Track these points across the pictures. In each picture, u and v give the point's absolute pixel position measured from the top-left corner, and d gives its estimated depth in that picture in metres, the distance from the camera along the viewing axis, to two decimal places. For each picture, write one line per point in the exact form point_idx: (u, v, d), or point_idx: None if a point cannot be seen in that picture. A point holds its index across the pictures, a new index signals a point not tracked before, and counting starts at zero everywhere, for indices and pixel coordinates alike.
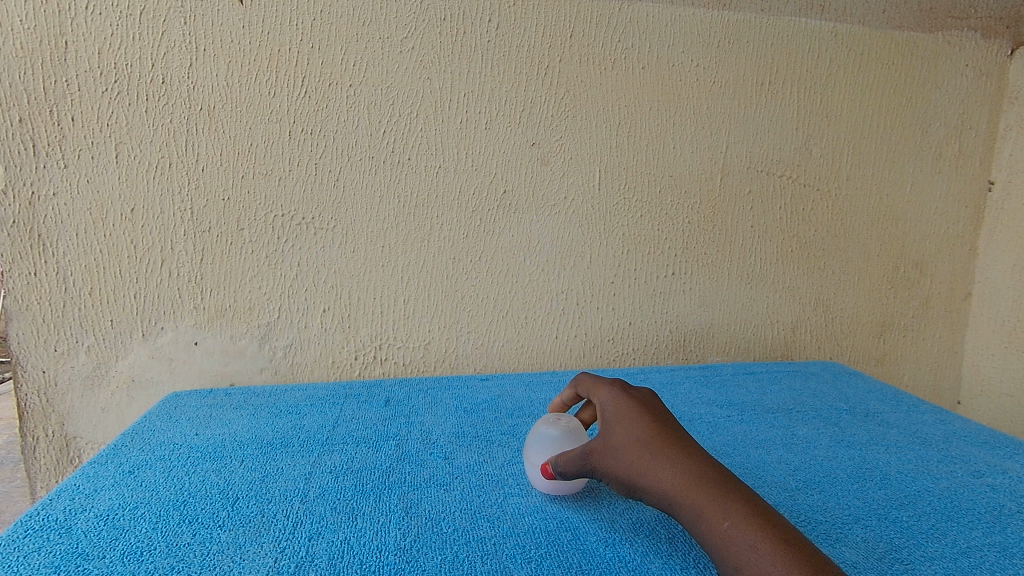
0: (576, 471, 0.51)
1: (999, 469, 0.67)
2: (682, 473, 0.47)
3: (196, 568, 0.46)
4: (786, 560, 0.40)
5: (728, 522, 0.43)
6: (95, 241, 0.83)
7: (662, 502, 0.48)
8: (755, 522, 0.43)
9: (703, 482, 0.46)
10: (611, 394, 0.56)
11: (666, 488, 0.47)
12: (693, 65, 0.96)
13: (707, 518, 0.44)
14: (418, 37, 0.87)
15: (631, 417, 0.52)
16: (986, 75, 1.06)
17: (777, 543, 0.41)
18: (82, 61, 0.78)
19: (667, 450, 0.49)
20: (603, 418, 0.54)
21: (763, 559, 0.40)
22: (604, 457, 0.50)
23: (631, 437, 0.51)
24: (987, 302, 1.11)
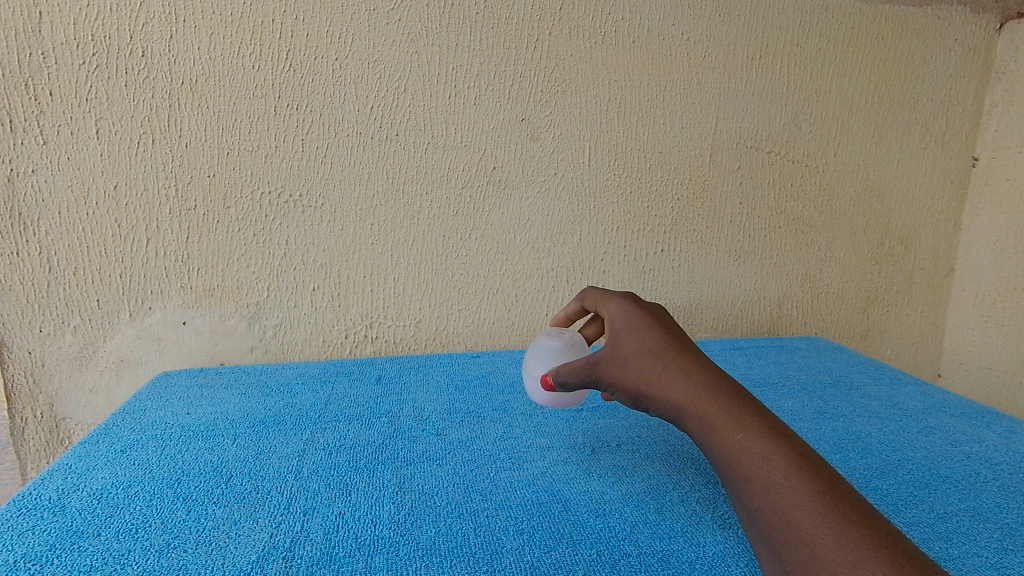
0: (586, 380, 0.54)
1: (976, 438, 0.69)
2: (693, 384, 0.50)
3: (193, 544, 0.47)
4: (794, 470, 0.43)
5: (741, 433, 0.46)
6: (78, 220, 0.82)
7: (672, 410, 0.51)
8: (764, 434, 0.46)
9: (714, 394, 0.49)
10: (621, 307, 0.58)
11: (677, 397, 0.50)
12: (684, 39, 0.95)
13: (718, 428, 0.47)
14: (405, 9, 0.85)
15: (643, 331, 0.55)
16: (975, 50, 1.06)
17: (785, 452, 0.44)
18: (58, 32, 0.76)
19: (677, 362, 0.52)
20: (614, 331, 0.56)
21: (773, 466, 0.43)
22: (613, 365, 0.53)
23: (643, 349, 0.53)
24: (969, 277, 1.13)
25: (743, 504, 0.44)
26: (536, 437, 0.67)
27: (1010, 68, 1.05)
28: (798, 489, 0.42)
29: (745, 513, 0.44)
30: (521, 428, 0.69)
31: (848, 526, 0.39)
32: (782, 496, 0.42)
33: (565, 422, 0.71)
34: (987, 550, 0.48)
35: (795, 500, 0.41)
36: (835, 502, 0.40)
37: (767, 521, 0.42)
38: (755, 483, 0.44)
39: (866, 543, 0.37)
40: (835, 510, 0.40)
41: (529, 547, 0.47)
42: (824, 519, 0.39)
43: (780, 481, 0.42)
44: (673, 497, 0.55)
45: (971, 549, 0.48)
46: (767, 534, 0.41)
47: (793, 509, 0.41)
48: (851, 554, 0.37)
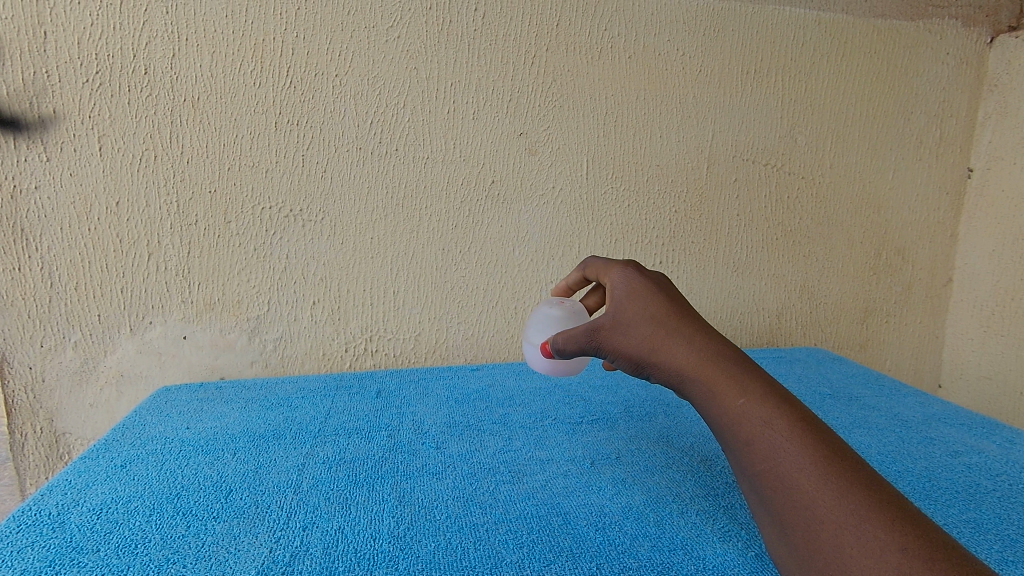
0: (586, 347, 0.52)
1: (976, 449, 0.69)
2: (696, 350, 0.48)
3: (192, 559, 0.47)
4: (798, 436, 0.42)
5: (743, 399, 0.45)
6: (80, 236, 0.82)
7: (672, 377, 0.49)
8: (766, 398, 0.45)
9: (718, 359, 0.47)
10: (624, 273, 0.55)
11: (680, 363, 0.48)
12: (680, 53, 0.96)
13: (721, 394, 0.46)
14: (404, 27, 0.86)
15: (646, 296, 0.52)
16: (966, 63, 1.08)
17: (790, 419, 0.43)
18: (63, 52, 0.77)
19: (680, 328, 0.50)
20: (615, 296, 0.54)
21: (777, 433, 0.43)
22: (615, 333, 0.51)
23: (646, 314, 0.51)
24: (967, 287, 1.13)
25: (744, 468, 0.44)
26: (535, 450, 0.67)
27: (1002, 80, 1.06)
28: (802, 456, 0.41)
29: (745, 479, 0.44)
30: (521, 441, 0.69)
31: (849, 488, 0.39)
32: (785, 462, 0.41)
33: (564, 434, 0.71)
34: (988, 561, 0.48)
35: (798, 467, 0.41)
36: (836, 467, 0.40)
37: (769, 486, 0.42)
38: (757, 448, 0.43)
39: (866, 505, 0.38)
40: (837, 475, 0.40)
41: (528, 560, 0.47)
42: (826, 484, 0.40)
43: (783, 447, 0.42)
44: (672, 509, 0.55)
45: None
46: (768, 499, 0.42)
47: (795, 475, 0.41)
48: (851, 515, 0.38)
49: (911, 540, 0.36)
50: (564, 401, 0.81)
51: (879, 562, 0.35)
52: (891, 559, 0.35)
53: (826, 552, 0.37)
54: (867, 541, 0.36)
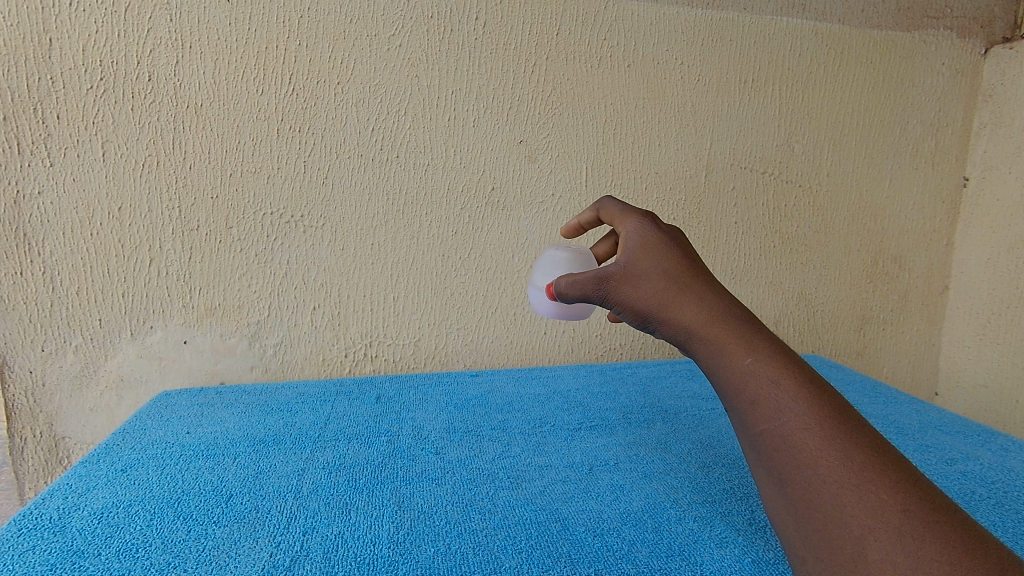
0: (592, 295, 0.51)
1: (971, 456, 0.69)
2: (707, 307, 0.46)
3: (192, 564, 0.47)
4: (804, 396, 0.40)
5: (752, 358, 0.43)
6: (83, 240, 0.83)
7: (679, 334, 0.47)
8: (775, 358, 0.42)
9: (728, 317, 0.45)
10: (639, 226, 0.53)
11: (688, 320, 0.46)
12: (679, 63, 0.97)
13: (727, 352, 0.44)
14: (406, 35, 0.87)
15: (659, 250, 0.50)
16: (962, 73, 1.09)
17: (798, 380, 0.41)
18: (67, 58, 0.78)
19: (693, 285, 0.48)
20: (628, 246, 0.51)
21: (783, 393, 0.40)
22: (623, 284, 0.49)
23: (658, 268, 0.49)
24: (963, 294, 1.14)
25: (746, 426, 0.42)
26: (534, 456, 0.67)
27: (997, 91, 1.07)
28: (807, 417, 0.39)
29: (745, 438, 0.42)
30: (520, 447, 0.70)
31: (853, 449, 0.38)
32: (789, 422, 0.40)
33: (563, 440, 0.72)
34: None
35: (802, 427, 0.39)
36: (843, 428, 0.39)
37: (770, 446, 0.40)
38: (761, 406, 0.41)
39: (870, 469, 0.37)
40: (843, 438, 0.38)
41: (526, 566, 0.47)
42: (830, 447, 0.38)
43: (788, 407, 0.40)
44: (670, 516, 0.55)
45: None
46: (768, 459, 0.40)
47: (799, 436, 0.39)
48: (854, 475, 0.36)
49: (912, 503, 0.35)
50: (562, 407, 0.82)
51: (881, 523, 0.34)
52: (893, 522, 0.34)
53: (826, 514, 0.36)
54: (869, 503, 0.35)
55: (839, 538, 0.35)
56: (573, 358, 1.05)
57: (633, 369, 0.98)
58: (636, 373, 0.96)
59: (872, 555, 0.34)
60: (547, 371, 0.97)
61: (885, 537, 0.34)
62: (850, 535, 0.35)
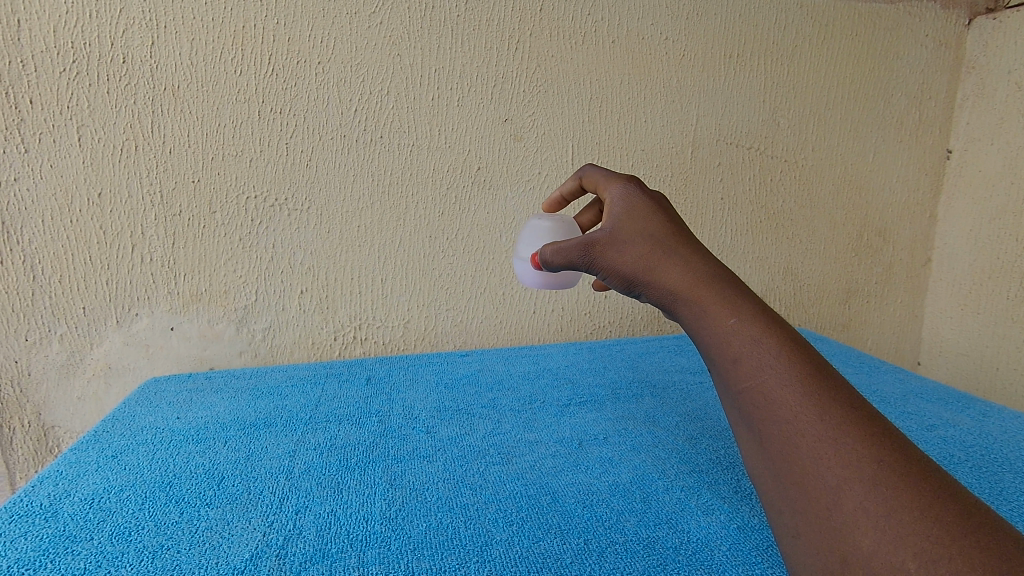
0: (577, 262, 0.51)
1: (951, 422, 0.71)
2: (691, 271, 0.46)
3: (186, 545, 0.47)
4: (785, 355, 0.41)
5: (735, 319, 0.43)
6: (63, 227, 0.82)
7: (665, 298, 0.47)
8: (757, 318, 0.43)
9: (713, 280, 0.45)
10: (623, 191, 0.53)
11: (673, 283, 0.46)
12: (663, 38, 0.97)
13: (711, 314, 0.44)
14: (386, 12, 0.86)
15: (644, 215, 0.50)
16: (945, 45, 1.09)
17: (779, 339, 0.41)
18: (38, 40, 0.76)
19: (678, 249, 0.48)
20: (613, 213, 0.52)
21: (765, 352, 0.41)
22: (608, 249, 0.50)
23: (643, 232, 0.49)
24: (946, 265, 1.16)
25: (729, 387, 0.42)
26: (524, 432, 0.68)
27: (980, 62, 1.08)
28: (787, 374, 0.40)
29: (728, 397, 0.43)
30: (510, 423, 0.70)
31: (830, 404, 0.38)
32: (769, 380, 0.40)
33: (552, 416, 0.73)
34: None
35: (783, 384, 0.39)
36: (821, 385, 0.39)
37: (751, 403, 0.40)
38: (743, 365, 0.41)
39: (847, 423, 0.37)
40: (822, 394, 0.39)
41: (517, 537, 0.48)
42: (809, 402, 0.38)
43: (770, 365, 0.40)
44: (658, 486, 0.57)
45: None
46: (749, 416, 0.41)
47: (780, 392, 0.39)
48: (832, 429, 0.37)
49: (887, 455, 0.36)
50: (551, 384, 0.82)
51: (856, 473, 0.35)
52: (867, 472, 0.35)
53: (803, 467, 0.37)
54: (845, 455, 0.36)
55: (816, 489, 0.36)
56: (562, 337, 1.05)
57: (622, 346, 0.99)
58: (626, 350, 0.97)
59: (846, 503, 0.34)
60: (536, 350, 0.98)
61: (859, 486, 0.35)
62: (826, 486, 0.36)
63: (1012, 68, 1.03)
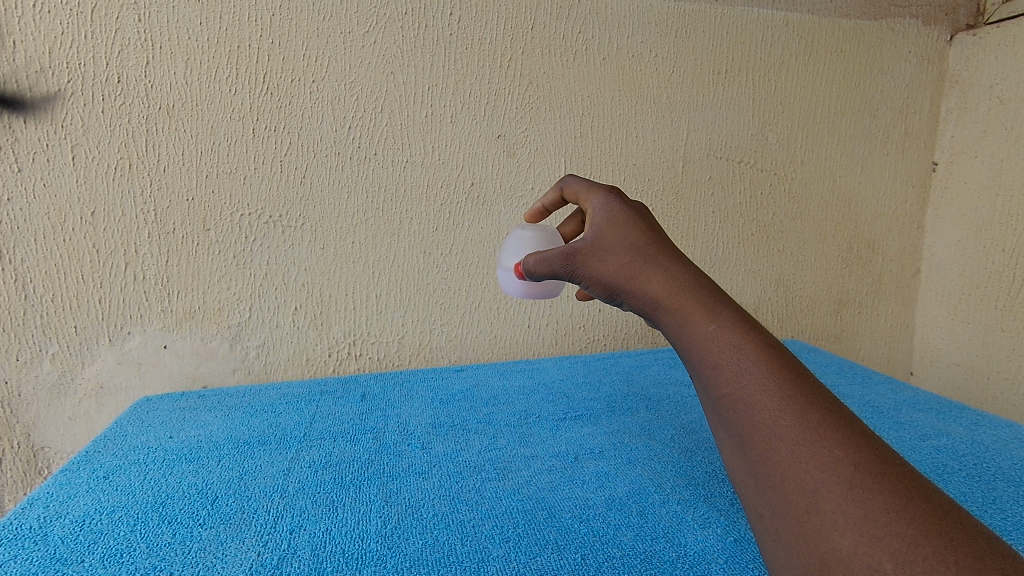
0: (561, 271, 0.51)
1: (943, 432, 0.72)
2: (672, 279, 0.46)
3: (179, 566, 0.47)
4: (763, 359, 0.41)
5: (714, 325, 0.43)
6: (55, 246, 0.82)
7: (647, 306, 0.47)
8: (736, 324, 0.43)
9: (693, 287, 0.46)
10: (605, 201, 0.54)
11: (654, 291, 0.47)
12: (653, 55, 0.98)
13: (692, 320, 0.44)
14: (380, 31, 0.87)
15: (625, 224, 0.51)
16: (928, 60, 1.11)
17: (759, 344, 0.42)
18: (32, 61, 0.76)
19: (659, 257, 0.48)
20: (594, 222, 0.52)
21: (743, 357, 0.41)
22: (589, 258, 0.50)
23: (624, 242, 0.49)
24: (935, 276, 1.17)
25: (710, 393, 0.42)
26: (519, 447, 0.68)
27: (962, 76, 1.10)
28: (766, 379, 0.40)
29: (709, 404, 0.43)
30: (505, 439, 0.70)
31: (809, 408, 0.38)
32: (750, 385, 0.40)
33: (548, 431, 0.72)
34: None
35: (762, 388, 0.39)
36: (799, 389, 0.39)
37: (731, 408, 0.40)
38: (723, 371, 0.41)
39: (826, 427, 0.37)
40: (800, 399, 0.39)
41: (514, 554, 0.48)
42: (787, 407, 0.38)
43: (749, 370, 0.40)
44: (654, 500, 0.56)
45: None
46: (729, 421, 0.40)
47: (760, 397, 0.39)
48: (811, 432, 0.37)
49: (864, 458, 0.36)
50: (547, 398, 0.82)
51: (834, 477, 0.35)
52: (845, 475, 0.35)
53: (782, 471, 0.37)
54: (823, 458, 0.36)
55: (794, 491, 0.36)
56: (557, 351, 1.05)
57: (616, 359, 1.00)
58: (620, 363, 0.97)
59: (825, 505, 0.35)
60: (531, 364, 0.98)
61: (837, 489, 0.35)
62: (806, 489, 0.36)
63: (993, 83, 1.05)
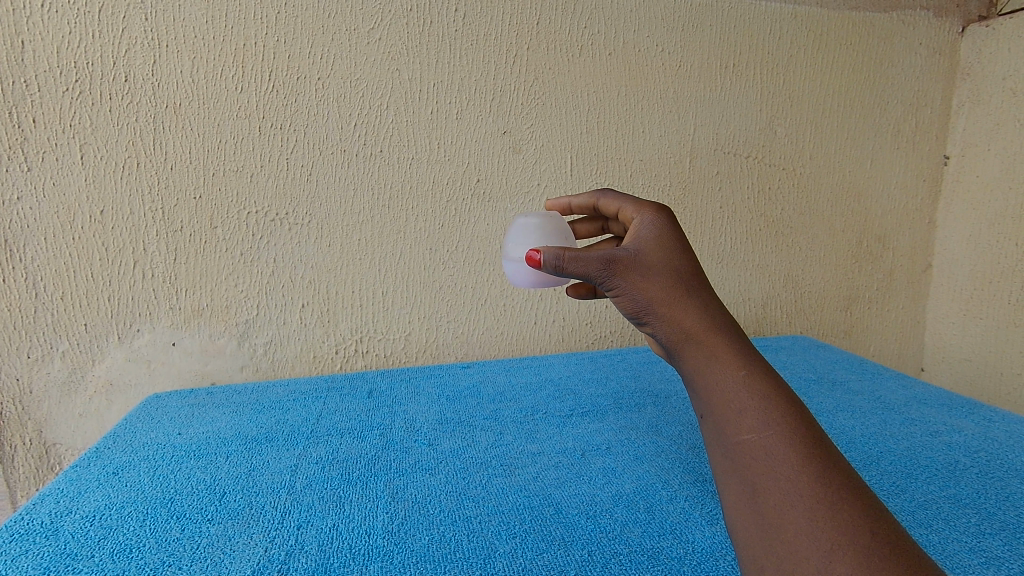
0: (594, 275, 0.45)
1: (955, 428, 0.71)
2: (706, 316, 0.44)
3: (188, 561, 0.47)
4: (792, 415, 0.38)
5: (745, 371, 0.40)
6: (64, 245, 0.82)
7: (673, 336, 0.44)
8: (767, 375, 0.40)
9: (727, 330, 0.43)
10: (652, 219, 0.50)
11: (688, 323, 0.43)
12: (659, 49, 0.98)
13: (721, 361, 0.41)
14: (385, 28, 0.87)
15: (674, 249, 0.47)
16: (939, 53, 1.10)
17: (787, 399, 0.39)
18: (41, 60, 0.77)
19: (697, 292, 0.45)
20: (639, 237, 0.49)
21: (773, 408, 0.38)
22: (632, 269, 0.45)
23: (669, 266, 0.46)
24: (946, 271, 1.16)
25: (722, 436, 0.39)
26: (526, 444, 0.68)
27: (975, 68, 1.09)
28: (792, 435, 0.37)
29: (717, 447, 0.39)
30: (512, 435, 0.70)
31: (830, 469, 0.36)
32: (773, 436, 0.37)
33: (555, 427, 0.72)
34: (966, 534, 0.50)
35: (785, 442, 0.37)
36: (822, 451, 0.37)
37: (746, 453, 0.37)
38: (745, 416, 0.38)
39: (846, 490, 0.35)
40: (824, 459, 0.36)
41: (521, 550, 0.48)
42: (810, 466, 0.36)
43: (776, 422, 0.37)
44: (662, 496, 0.56)
45: (951, 534, 0.50)
46: (739, 465, 0.37)
47: (784, 450, 0.36)
48: (830, 492, 0.34)
49: (879, 523, 0.33)
50: (553, 395, 0.82)
51: (850, 539, 0.32)
52: (862, 540, 0.32)
53: (794, 526, 0.34)
54: (840, 518, 0.33)
55: (803, 548, 0.33)
56: (564, 347, 1.05)
57: (624, 356, 0.99)
58: (627, 360, 0.96)
59: (838, 569, 0.32)
60: (537, 361, 0.98)
61: (852, 554, 0.32)
62: (817, 547, 0.33)
63: (1006, 74, 1.03)
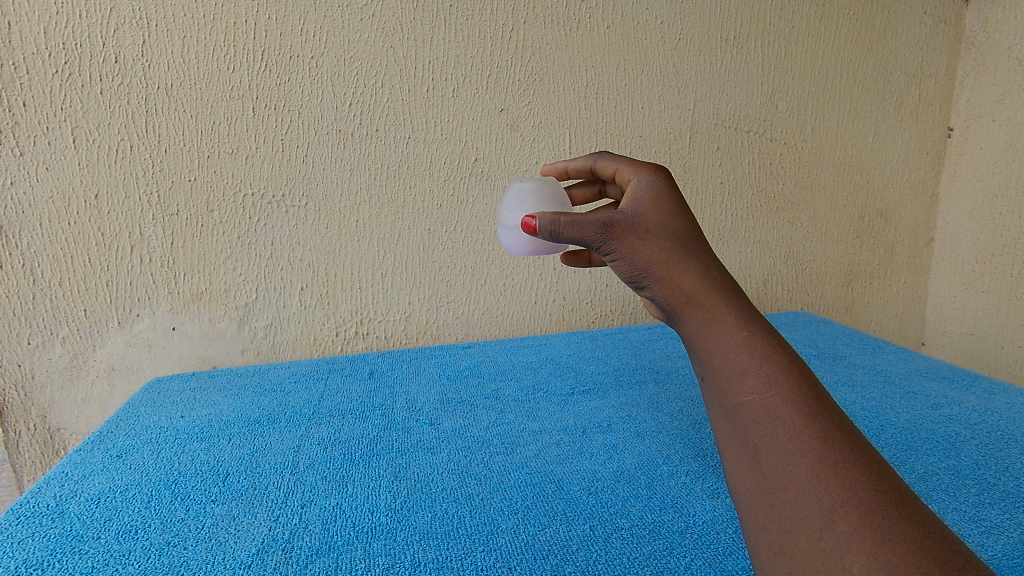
0: (591, 240, 0.46)
1: (956, 401, 0.71)
2: (706, 278, 0.43)
3: (192, 541, 0.48)
4: (794, 376, 0.38)
5: (746, 332, 0.40)
6: (61, 230, 0.82)
7: (674, 300, 0.43)
8: (768, 336, 0.40)
9: (727, 292, 0.42)
10: (651, 181, 0.50)
11: (688, 286, 0.43)
12: (659, 22, 0.96)
13: (721, 323, 0.40)
14: (378, 4, 0.85)
15: (670, 210, 0.47)
16: (944, 22, 1.07)
17: (787, 359, 0.38)
18: (28, 42, 0.75)
19: (697, 255, 0.44)
20: (636, 199, 0.48)
21: (774, 369, 0.38)
22: (628, 232, 0.45)
23: (667, 228, 0.45)
24: (948, 244, 1.15)
25: (723, 399, 0.38)
26: (527, 422, 0.68)
27: (979, 38, 1.07)
28: (794, 396, 0.36)
29: (719, 409, 0.39)
30: (513, 413, 0.70)
31: (833, 429, 0.35)
32: (774, 397, 0.37)
33: (556, 405, 0.72)
34: (965, 504, 0.50)
35: (788, 402, 0.36)
36: (825, 411, 0.36)
37: (748, 415, 0.37)
38: (746, 377, 0.38)
39: (849, 450, 0.34)
40: (825, 419, 0.36)
41: (523, 526, 0.48)
42: (812, 426, 0.35)
43: (777, 383, 0.37)
44: (663, 471, 0.56)
45: (950, 504, 0.50)
46: (741, 427, 0.37)
47: (785, 409, 0.36)
48: (833, 451, 0.34)
49: (883, 483, 0.33)
50: (555, 373, 0.82)
51: (853, 497, 0.32)
52: (865, 499, 0.32)
53: (797, 485, 0.34)
54: (843, 477, 0.33)
55: (806, 507, 0.33)
56: (564, 327, 1.05)
57: (625, 333, 0.99)
58: (628, 338, 0.96)
59: (841, 528, 0.32)
60: (539, 340, 0.98)
61: (856, 512, 0.32)
62: (820, 506, 0.33)
63: (1012, 43, 1.02)
